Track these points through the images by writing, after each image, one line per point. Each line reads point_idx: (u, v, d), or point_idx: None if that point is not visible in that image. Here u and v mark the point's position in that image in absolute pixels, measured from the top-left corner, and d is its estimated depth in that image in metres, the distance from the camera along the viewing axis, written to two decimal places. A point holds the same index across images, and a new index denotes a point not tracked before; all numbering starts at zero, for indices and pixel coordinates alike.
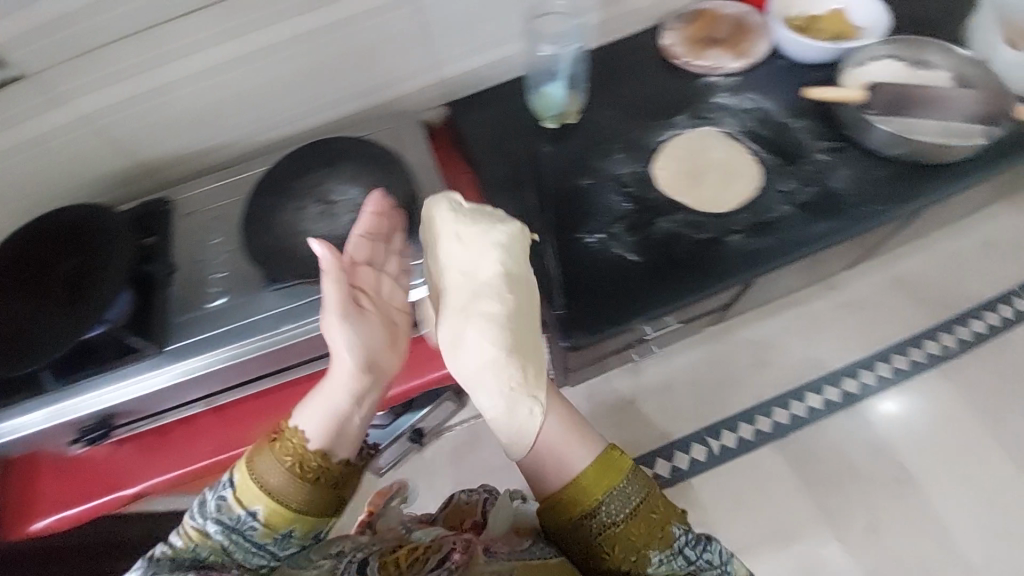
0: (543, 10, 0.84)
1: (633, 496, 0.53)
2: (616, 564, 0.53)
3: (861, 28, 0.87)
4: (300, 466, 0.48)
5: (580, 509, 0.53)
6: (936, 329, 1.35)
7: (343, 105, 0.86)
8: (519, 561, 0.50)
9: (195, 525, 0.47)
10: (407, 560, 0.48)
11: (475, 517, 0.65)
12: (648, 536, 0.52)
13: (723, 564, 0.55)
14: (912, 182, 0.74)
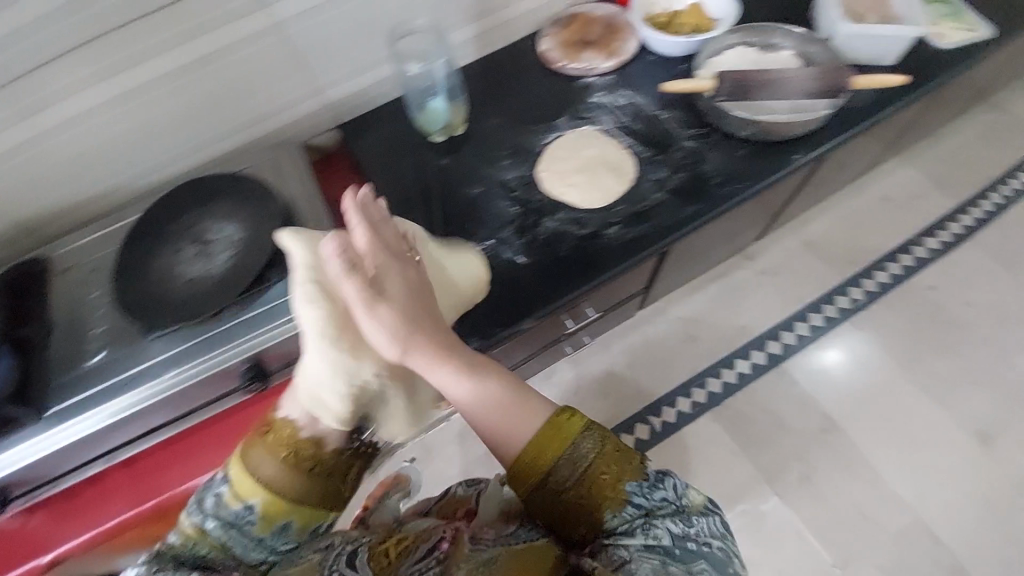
0: (405, 31, 0.85)
1: (585, 456, 0.47)
2: (579, 526, 0.48)
3: (716, 19, 0.93)
4: (295, 455, 0.46)
5: (532, 476, 0.48)
6: (845, 285, 1.44)
7: (231, 138, 0.86)
8: (506, 550, 0.46)
9: (191, 523, 0.44)
10: (396, 550, 0.44)
11: (467, 506, 0.64)
12: (602, 491, 0.47)
13: (679, 501, 0.49)
14: (768, 158, 0.80)
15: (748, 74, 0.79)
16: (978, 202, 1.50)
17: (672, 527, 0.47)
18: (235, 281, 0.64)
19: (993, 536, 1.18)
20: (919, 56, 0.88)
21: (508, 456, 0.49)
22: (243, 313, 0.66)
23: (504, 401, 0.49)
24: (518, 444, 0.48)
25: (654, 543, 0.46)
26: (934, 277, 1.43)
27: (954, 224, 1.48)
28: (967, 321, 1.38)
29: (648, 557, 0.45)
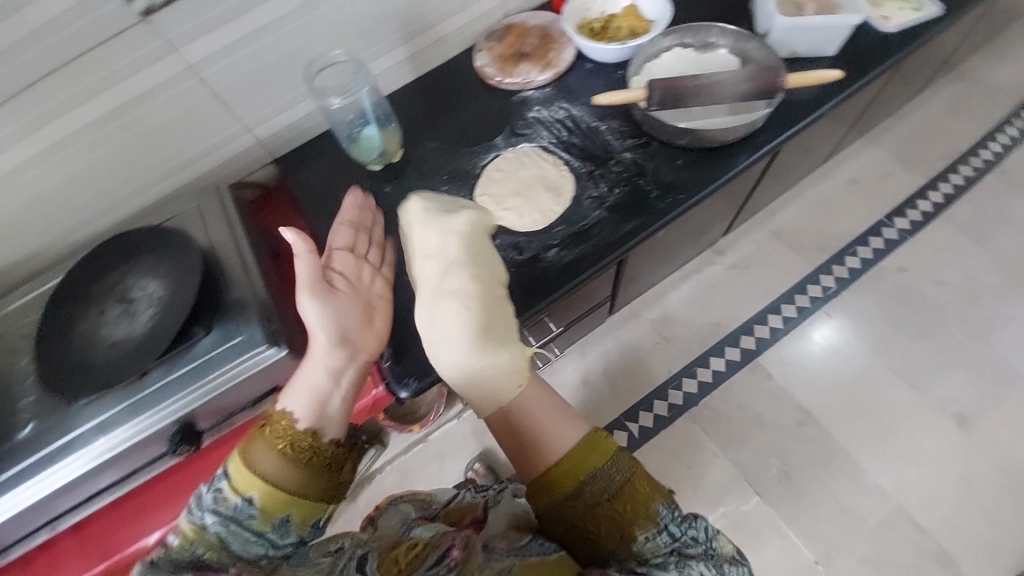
0: (318, 66, 0.83)
1: (617, 476, 0.54)
2: (606, 544, 0.54)
3: (653, 20, 0.89)
4: (292, 449, 0.51)
5: (569, 487, 0.54)
6: (817, 274, 1.42)
7: (164, 184, 0.83)
8: (518, 562, 0.51)
9: (193, 520, 0.46)
10: (406, 559, 0.47)
11: (475, 513, 0.74)
12: (634, 515, 0.53)
13: (708, 542, 0.55)
14: (709, 165, 0.78)
15: (676, 81, 0.73)
16: (947, 178, 1.48)
17: (704, 570, 0.53)
18: (155, 342, 0.62)
19: (975, 516, 1.17)
20: (869, 39, 0.84)
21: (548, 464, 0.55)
22: (168, 373, 0.64)
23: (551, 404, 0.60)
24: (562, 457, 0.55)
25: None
26: (905, 258, 1.42)
27: (923, 203, 1.46)
28: (941, 301, 1.36)
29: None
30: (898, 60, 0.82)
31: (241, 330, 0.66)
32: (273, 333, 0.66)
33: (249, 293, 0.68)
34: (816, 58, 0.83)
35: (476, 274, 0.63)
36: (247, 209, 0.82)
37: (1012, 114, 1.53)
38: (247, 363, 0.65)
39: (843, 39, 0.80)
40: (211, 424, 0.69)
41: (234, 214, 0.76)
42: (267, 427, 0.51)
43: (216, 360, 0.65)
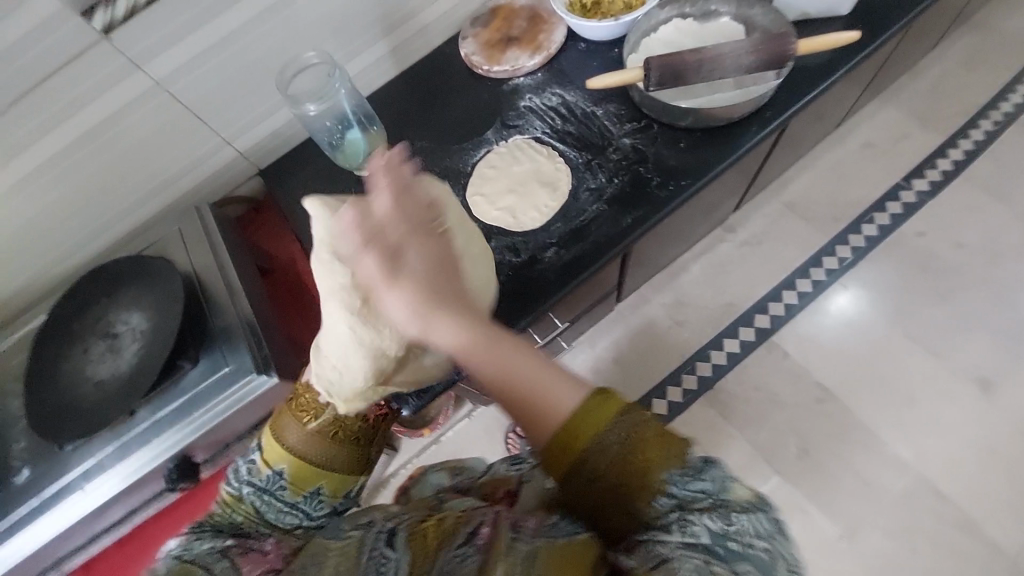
0: (291, 74, 0.78)
1: (618, 436, 0.40)
2: (621, 521, 0.42)
3: None
4: (319, 422, 0.55)
5: (563, 459, 0.41)
6: (832, 246, 1.36)
7: (148, 205, 0.80)
8: (546, 543, 0.41)
9: (230, 490, 0.50)
10: (436, 532, 0.41)
11: (508, 485, 0.61)
12: (639, 478, 0.40)
13: (720, 494, 0.40)
14: (713, 147, 0.73)
15: (674, 56, 0.67)
16: (968, 133, 1.40)
17: (716, 526, 0.38)
18: (141, 380, 0.59)
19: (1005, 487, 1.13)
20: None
21: (539, 432, 0.42)
22: (158, 408, 0.62)
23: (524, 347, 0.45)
24: (547, 419, 0.42)
25: (696, 542, 0.38)
26: (924, 222, 1.34)
27: (942, 162, 1.38)
28: (964, 265, 1.30)
29: (689, 556, 0.37)
30: (917, 14, 0.76)
31: (228, 360, 0.63)
32: (263, 360, 0.63)
33: (236, 319, 0.65)
34: (826, 20, 0.77)
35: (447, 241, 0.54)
36: (231, 228, 0.79)
37: None
38: (237, 394, 0.62)
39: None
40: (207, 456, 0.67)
41: (216, 235, 0.73)
42: (296, 402, 0.56)
43: (205, 392, 0.62)
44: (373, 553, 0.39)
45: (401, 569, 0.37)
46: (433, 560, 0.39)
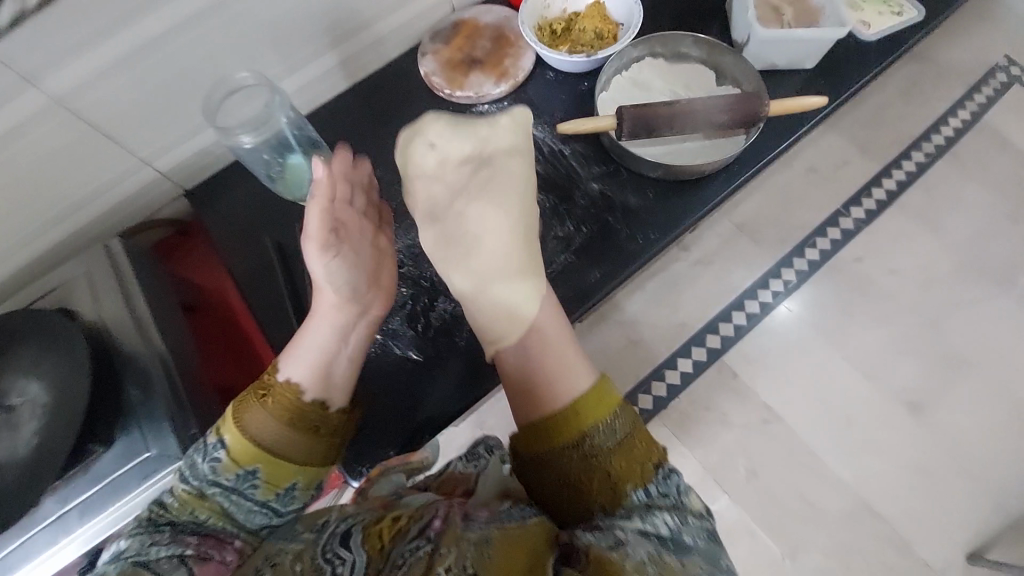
0: (222, 95, 0.64)
1: (618, 430, 0.53)
2: (594, 501, 0.51)
3: (620, 23, 0.79)
4: (283, 412, 0.50)
5: (568, 436, 0.53)
6: (777, 268, 1.36)
7: (47, 236, 0.68)
8: (498, 531, 0.47)
9: (190, 487, 0.46)
10: (390, 533, 0.46)
11: (466, 484, 0.62)
12: (626, 471, 0.51)
13: (680, 498, 0.51)
14: (680, 200, 0.71)
15: (648, 107, 0.65)
16: (913, 153, 1.42)
17: (669, 521, 0.48)
18: (48, 468, 0.52)
19: (929, 503, 1.19)
20: (846, 48, 0.78)
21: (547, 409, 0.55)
22: (67, 500, 0.55)
23: (566, 343, 0.60)
24: (564, 405, 0.55)
25: (650, 531, 0.47)
26: (862, 247, 1.36)
27: (890, 179, 1.40)
28: (896, 291, 1.33)
29: (642, 541, 0.45)
30: (875, 72, 0.78)
31: (149, 442, 0.56)
32: (192, 440, 0.57)
33: (153, 359, 0.59)
34: (791, 71, 0.77)
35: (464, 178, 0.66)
36: (151, 262, 0.70)
37: (983, 77, 1.46)
38: (161, 481, 0.56)
39: (822, 52, 0.74)
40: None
41: (130, 277, 0.64)
42: (267, 395, 0.51)
43: (122, 481, 0.55)
44: (328, 554, 0.42)
45: (358, 566, 0.42)
46: (389, 553, 0.44)
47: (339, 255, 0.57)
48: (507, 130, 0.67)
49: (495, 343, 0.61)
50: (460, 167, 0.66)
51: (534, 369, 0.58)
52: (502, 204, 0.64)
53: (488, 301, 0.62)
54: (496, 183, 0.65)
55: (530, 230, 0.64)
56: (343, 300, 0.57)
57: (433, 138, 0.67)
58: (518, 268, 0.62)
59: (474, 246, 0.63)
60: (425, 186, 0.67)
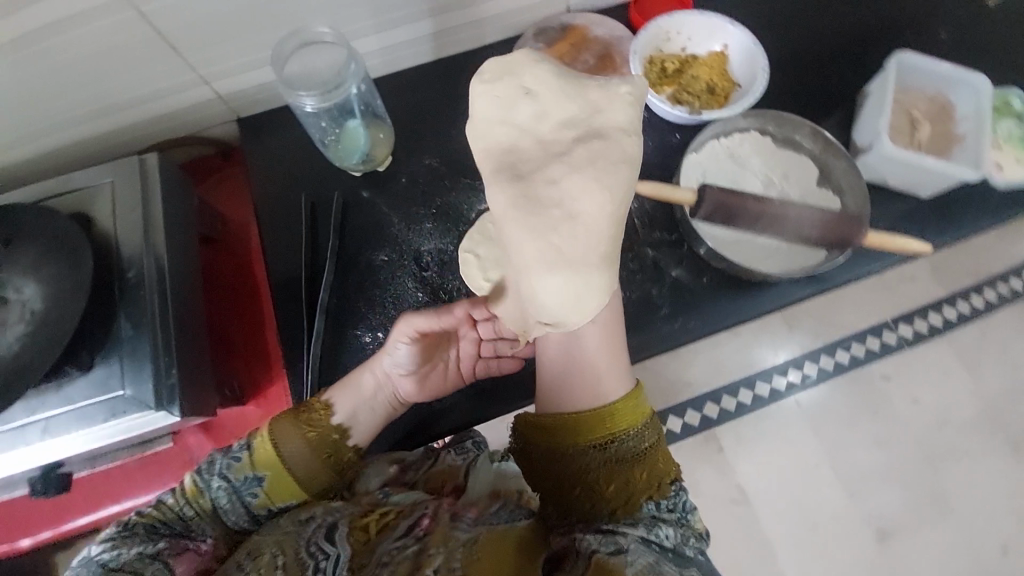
0: (293, 50, 0.60)
1: (644, 442, 0.55)
2: (603, 504, 0.54)
3: (739, 84, 0.72)
4: (313, 439, 0.57)
5: (597, 436, 0.55)
6: (802, 358, 1.25)
7: (83, 125, 0.64)
8: (485, 532, 0.50)
9: (198, 480, 0.54)
10: (376, 526, 0.51)
11: (456, 480, 0.62)
12: (643, 483, 0.54)
13: (684, 515, 0.55)
14: (732, 296, 0.66)
15: (734, 195, 0.58)
16: (997, 284, 1.26)
17: (671, 535, 0.52)
18: (24, 379, 0.50)
19: None
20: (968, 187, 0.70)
21: (579, 407, 0.56)
22: (34, 411, 0.54)
23: (615, 347, 0.59)
24: (599, 406, 0.55)
25: (653, 540, 0.50)
26: (895, 366, 1.24)
27: (961, 305, 1.26)
28: (911, 422, 1.22)
29: (645, 550, 0.49)
30: (990, 224, 0.70)
31: (126, 382, 0.54)
32: (168, 391, 0.55)
33: (153, 272, 0.58)
34: (901, 195, 0.70)
35: (588, 146, 0.48)
36: (185, 181, 0.66)
37: None
38: (128, 422, 0.55)
39: (941, 188, 0.67)
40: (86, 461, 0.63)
41: (154, 187, 0.61)
42: (304, 412, 0.58)
43: (90, 411, 0.54)
44: (311, 548, 0.47)
45: (341, 559, 0.46)
46: (373, 545, 0.48)
47: (412, 348, 0.58)
48: (623, 97, 0.49)
49: (549, 324, 0.51)
50: (560, 129, 0.49)
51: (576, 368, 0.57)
52: (603, 180, 0.47)
53: (548, 288, 0.49)
54: (605, 157, 0.48)
55: (623, 217, 0.49)
56: (407, 372, 0.59)
57: (532, 84, 0.50)
58: (597, 260, 0.48)
59: (557, 225, 0.48)
60: (507, 138, 0.50)
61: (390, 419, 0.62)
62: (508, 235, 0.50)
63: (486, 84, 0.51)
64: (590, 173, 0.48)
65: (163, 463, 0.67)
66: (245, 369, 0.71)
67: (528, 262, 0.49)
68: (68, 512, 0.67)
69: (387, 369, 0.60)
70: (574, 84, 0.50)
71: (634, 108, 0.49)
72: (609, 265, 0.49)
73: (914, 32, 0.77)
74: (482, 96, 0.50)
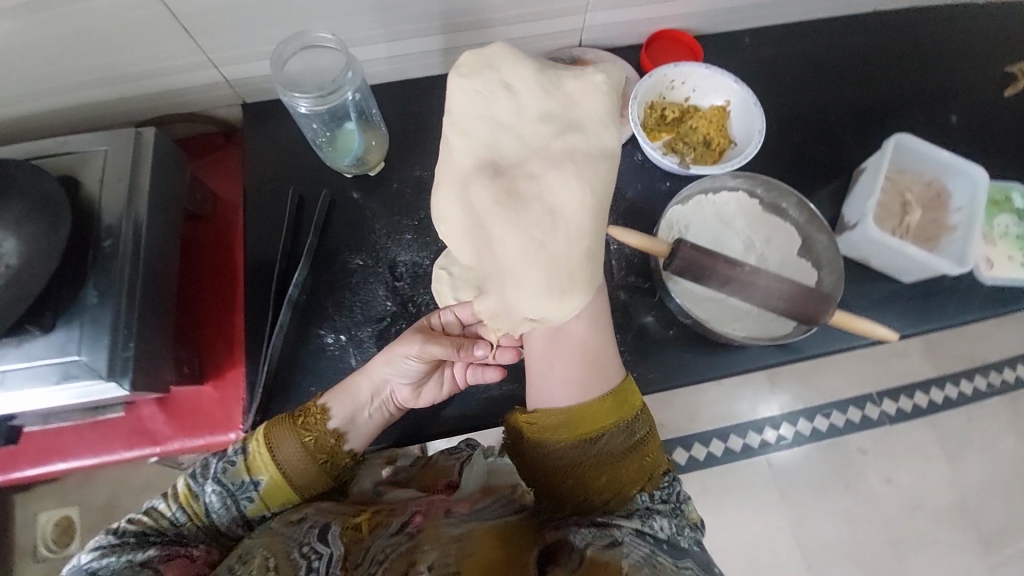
0: (297, 50, 0.61)
1: (637, 434, 0.54)
2: (596, 498, 0.53)
3: (735, 141, 0.72)
4: (312, 442, 0.56)
5: (589, 430, 0.53)
6: (781, 418, 1.21)
7: (92, 91, 0.66)
8: (479, 526, 0.48)
9: (193, 483, 0.53)
10: (368, 525, 0.49)
11: (449, 477, 0.61)
12: (635, 474, 0.53)
13: (677, 505, 0.54)
14: (696, 352, 0.66)
15: (707, 252, 0.58)
16: (990, 372, 1.22)
17: (666, 526, 0.51)
18: None
19: None
20: (955, 277, 0.69)
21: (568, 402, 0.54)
22: None
23: (603, 339, 0.57)
24: (587, 401, 0.53)
25: (648, 532, 0.49)
26: (873, 440, 1.19)
27: (949, 387, 1.21)
28: (884, 502, 1.16)
29: (638, 543, 0.48)
30: (972, 318, 0.69)
31: (83, 348, 0.56)
32: (121, 362, 0.57)
33: (130, 240, 0.60)
34: (884, 276, 0.69)
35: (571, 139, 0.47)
36: (181, 157, 0.68)
37: None
38: (80, 387, 0.57)
39: (923, 275, 0.66)
40: (38, 417, 0.64)
41: (144, 158, 0.63)
42: (301, 417, 0.57)
43: (43, 371, 0.56)
44: (304, 549, 0.46)
45: (334, 556, 0.45)
46: (367, 543, 0.47)
47: (415, 362, 0.58)
48: (598, 85, 0.48)
49: (535, 320, 0.50)
50: (537, 123, 0.47)
51: (564, 367, 0.55)
52: (580, 174, 0.47)
53: (530, 285, 0.48)
54: (582, 151, 0.47)
55: (602, 211, 0.48)
56: (408, 382, 0.60)
57: (511, 78, 0.48)
58: (580, 257, 0.48)
59: (539, 222, 0.47)
60: (483, 141, 0.48)
61: (385, 424, 0.62)
62: (488, 230, 0.48)
63: (465, 78, 0.49)
64: (570, 168, 0.47)
65: (115, 429, 0.69)
66: (208, 350, 0.72)
67: (511, 260, 0.48)
68: (13, 462, 0.67)
69: (386, 378, 0.59)
70: (558, 80, 0.48)
71: (608, 96, 0.48)
72: (592, 260, 0.49)
73: (922, 115, 0.77)
74: (461, 90, 0.49)
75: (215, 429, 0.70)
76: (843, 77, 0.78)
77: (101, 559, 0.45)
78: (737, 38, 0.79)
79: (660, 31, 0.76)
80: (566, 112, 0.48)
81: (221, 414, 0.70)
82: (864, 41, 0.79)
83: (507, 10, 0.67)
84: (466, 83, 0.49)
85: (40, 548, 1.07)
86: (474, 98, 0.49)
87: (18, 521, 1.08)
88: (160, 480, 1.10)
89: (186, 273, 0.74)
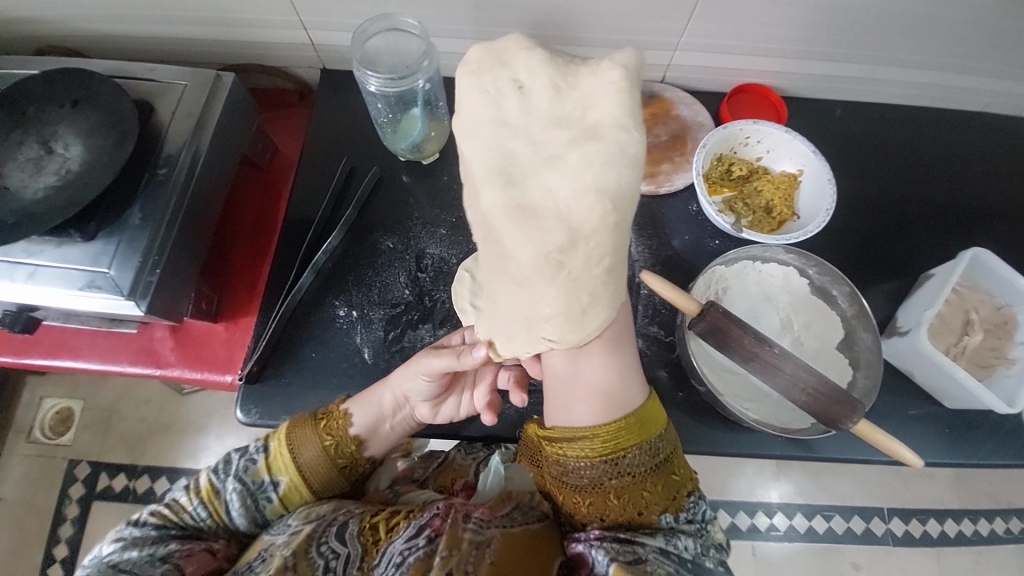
0: (377, 32, 0.62)
1: (661, 452, 0.47)
2: (617, 516, 0.47)
3: (798, 212, 0.68)
4: (333, 447, 0.54)
5: (607, 450, 0.46)
6: (777, 506, 1.13)
7: (190, 26, 0.69)
8: (500, 535, 0.48)
9: (212, 481, 0.53)
10: (386, 525, 0.50)
11: (466, 477, 0.64)
12: (661, 495, 0.46)
13: (703, 524, 0.48)
14: (701, 420, 0.63)
15: (735, 321, 0.54)
16: (1013, 518, 1.11)
17: (691, 547, 0.46)
18: (30, 223, 0.54)
19: None
20: (1000, 414, 0.63)
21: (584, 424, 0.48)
22: (32, 255, 0.59)
23: (629, 362, 0.51)
24: (613, 419, 0.47)
25: (670, 551, 0.45)
26: (870, 558, 1.09)
27: (966, 523, 1.11)
28: None
29: (663, 562, 0.44)
30: (1009, 463, 0.63)
31: (114, 263, 0.59)
32: (144, 285, 0.59)
33: (184, 171, 0.62)
34: (922, 392, 0.64)
35: (588, 147, 0.41)
36: (252, 105, 0.70)
37: None
38: (100, 299, 0.59)
39: (970, 402, 0.61)
40: (59, 316, 0.67)
41: (218, 98, 0.65)
42: (324, 419, 0.55)
43: (75, 275, 0.59)
44: (322, 547, 0.47)
45: (350, 559, 0.47)
46: (383, 545, 0.48)
47: (429, 385, 0.57)
48: (617, 83, 0.42)
49: (552, 342, 0.49)
50: (551, 130, 0.43)
51: (579, 397, 0.49)
52: (598, 186, 0.41)
53: (548, 303, 0.47)
54: (599, 162, 0.41)
55: (626, 223, 0.44)
56: (422, 399, 0.58)
57: (524, 75, 0.44)
58: (599, 275, 0.46)
59: (554, 236, 0.44)
60: (497, 147, 0.44)
61: (401, 433, 0.60)
62: (503, 241, 0.46)
63: (471, 77, 0.45)
64: (582, 186, 0.42)
65: (127, 342, 0.72)
66: (230, 291, 0.74)
67: (528, 277, 0.47)
68: (29, 349, 0.71)
69: (409, 394, 0.57)
70: (579, 80, 0.43)
71: (629, 93, 0.41)
72: (612, 279, 0.47)
73: (1007, 232, 0.71)
74: (470, 90, 0.45)
75: (214, 368, 0.71)
76: (930, 173, 0.73)
77: (122, 553, 0.47)
78: (826, 108, 0.75)
79: (745, 84, 0.73)
80: (587, 119, 0.42)
81: (224, 353, 0.72)
82: (961, 141, 0.74)
83: (596, 32, 0.66)
84: (477, 82, 0.45)
85: (35, 431, 1.12)
86: (483, 96, 0.44)
87: (23, 400, 1.14)
88: (158, 397, 1.15)
89: (228, 213, 0.77)
